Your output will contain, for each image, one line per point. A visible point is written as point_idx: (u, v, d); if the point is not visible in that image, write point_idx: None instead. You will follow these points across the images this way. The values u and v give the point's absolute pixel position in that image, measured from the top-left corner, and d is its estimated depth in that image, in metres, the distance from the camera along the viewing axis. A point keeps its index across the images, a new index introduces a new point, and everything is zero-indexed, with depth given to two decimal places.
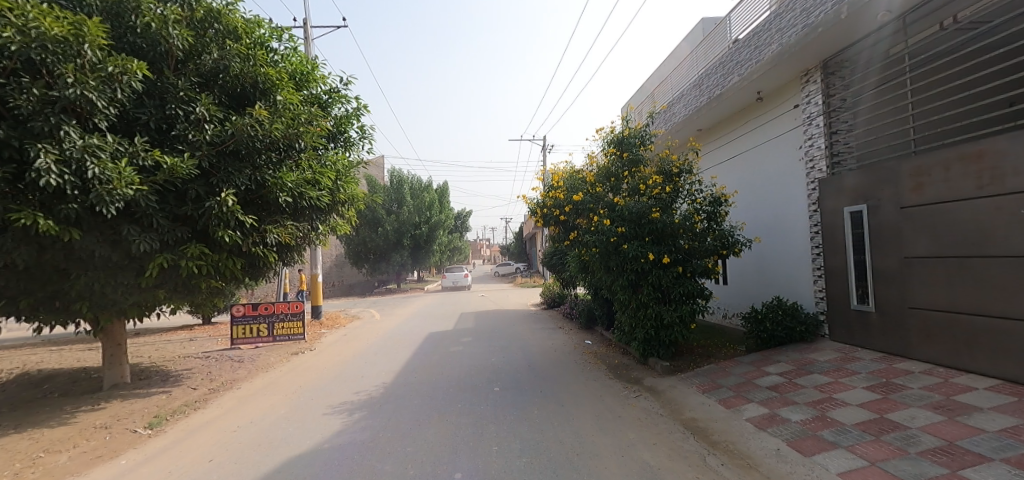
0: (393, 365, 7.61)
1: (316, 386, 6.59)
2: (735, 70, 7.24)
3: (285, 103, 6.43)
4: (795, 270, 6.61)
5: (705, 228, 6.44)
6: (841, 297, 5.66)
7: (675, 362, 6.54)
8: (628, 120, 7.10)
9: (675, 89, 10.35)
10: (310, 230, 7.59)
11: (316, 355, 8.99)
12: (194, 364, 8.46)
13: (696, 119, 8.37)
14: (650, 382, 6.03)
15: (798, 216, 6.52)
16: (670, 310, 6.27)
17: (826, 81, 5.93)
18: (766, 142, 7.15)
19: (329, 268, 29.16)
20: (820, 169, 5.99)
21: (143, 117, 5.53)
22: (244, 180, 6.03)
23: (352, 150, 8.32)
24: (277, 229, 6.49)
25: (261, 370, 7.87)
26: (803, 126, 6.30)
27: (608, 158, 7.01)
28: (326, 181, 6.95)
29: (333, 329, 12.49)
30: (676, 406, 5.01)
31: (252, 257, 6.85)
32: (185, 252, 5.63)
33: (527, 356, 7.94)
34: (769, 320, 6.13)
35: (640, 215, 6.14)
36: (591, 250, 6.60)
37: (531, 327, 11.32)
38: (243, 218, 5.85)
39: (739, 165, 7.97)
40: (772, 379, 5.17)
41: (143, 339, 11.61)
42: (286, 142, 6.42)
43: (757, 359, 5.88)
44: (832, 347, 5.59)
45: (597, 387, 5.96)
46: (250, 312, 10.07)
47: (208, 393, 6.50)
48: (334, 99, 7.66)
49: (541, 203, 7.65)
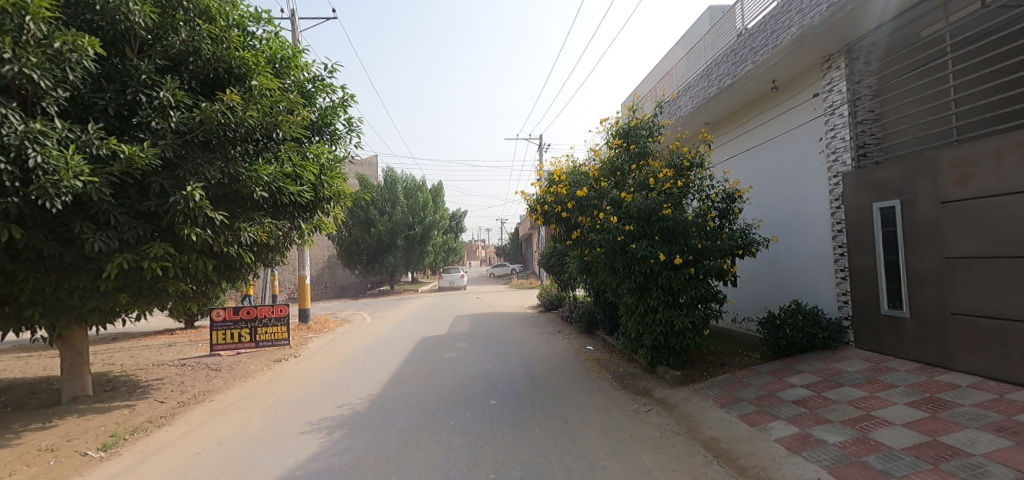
0: (381, 374, 7.06)
1: (296, 399, 6.03)
2: (749, 57, 6.77)
3: (261, 89, 5.86)
4: (814, 272, 6.15)
5: (718, 227, 5.97)
6: (869, 301, 5.19)
7: (686, 372, 6.05)
8: (635, 111, 6.58)
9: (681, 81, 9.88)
10: (291, 229, 6.98)
11: (301, 363, 8.42)
12: (168, 372, 7.87)
13: (705, 111, 7.91)
14: (661, 394, 5.53)
15: (818, 214, 6.06)
16: (681, 315, 5.80)
17: (850, 67, 5.48)
18: (782, 134, 6.70)
19: (321, 269, 28.50)
20: (845, 162, 5.53)
21: (100, 102, 4.98)
22: (215, 172, 5.44)
23: (339, 144, 7.78)
24: (253, 228, 5.88)
25: (239, 380, 7.30)
26: (823, 116, 5.86)
27: (613, 151, 6.49)
28: (308, 175, 6.43)
29: (321, 333, 11.92)
30: (692, 423, 4.51)
31: (226, 256, 6.25)
32: (149, 253, 5.04)
33: (526, 363, 7.43)
34: (788, 326, 5.69)
35: (650, 212, 5.64)
36: (596, 251, 6.08)
37: (529, 331, 10.81)
38: (213, 215, 5.27)
39: (751, 160, 7.52)
40: (797, 392, 4.69)
41: (118, 345, 10.95)
42: (262, 132, 5.87)
43: (777, 369, 5.39)
44: (860, 356, 5.12)
45: (603, 401, 5.43)
46: (231, 317, 9.48)
47: (176, 407, 5.93)
48: (318, 88, 7.13)
49: (540, 199, 7.03)
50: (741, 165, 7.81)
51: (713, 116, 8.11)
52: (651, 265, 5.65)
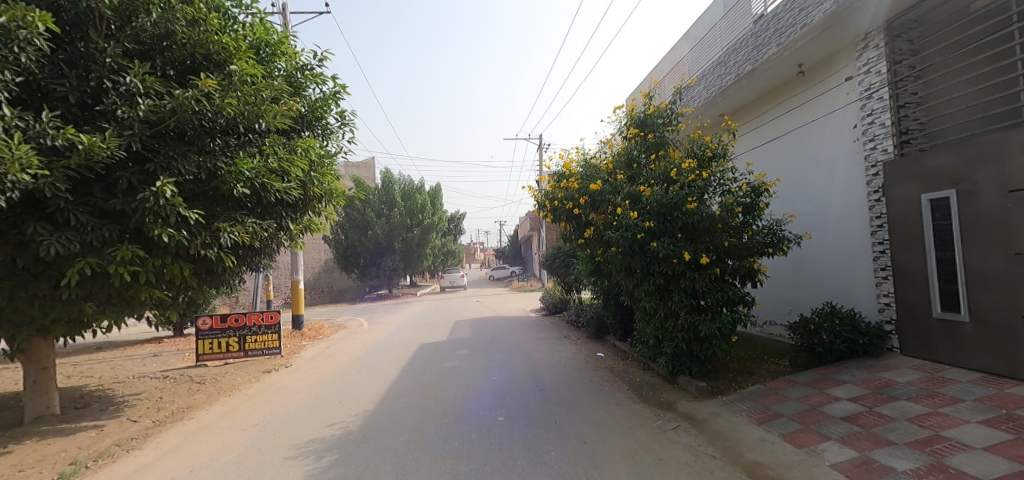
0: (377, 387, 6.51)
1: (284, 417, 5.49)
2: (773, 39, 6.27)
3: (241, 74, 5.31)
4: (850, 271, 5.63)
5: (743, 223, 5.43)
6: (918, 303, 4.69)
7: (711, 382, 5.50)
8: (651, 98, 6.07)
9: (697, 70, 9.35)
10: (278, 230, 6.37)
11: (291, 374, 7.86)
12: (147, 386, 7.30)
13: (723, 101, 7.41)
14: (686, 408, 4.99)
15: (853, 207, 5.56)
16: (707, 321, 5.25)
17: (891, 46, 4.97)
18: (811, 123, 6.19)
19: (317, 273, 27.84)
20: (885, 150, 5.03)
21: (60, 89, 4.44)
22: (190, 167, 4.91)
23: (330, 139, 7.25)
24: (234, 228, 5.26)
25: (223, 394, 6.75)
26: (859, 101, 5.36)
27: (628, 141, 5.99)
28: (296, 171, 5.85)
29: (314, 341, 11.33)
30: (729, 444, 3.98)
31: (205, 260, 5.67)
32: (115, 256, 4.51)
33: (534, 373, 6.88)
34: (825, 331, 5.18)
35: (671, 206, 5.11)
36: (612, 250, 5.52)
37: (533, 336, 10.26)
38: (187, 213, 4.72)
39: (775, 151, 7.01)
40: (844, 406, 4.16)
41: (99, 356, 10.32)
42: (243, 123, 5.35)
43: (815, 379, 4.87)
44: (910, 365, 4.61)
45: (623, 417, 4.89)
46: (219, 325, 8.94)
47: (149, 427, 5.38)
48: (307, 78, 6.61)
49: (549, 194, 6.37)
50: (763, 156, 7.29)
51: (732, 105, 7.60)
52: (673, 265, 5.14)
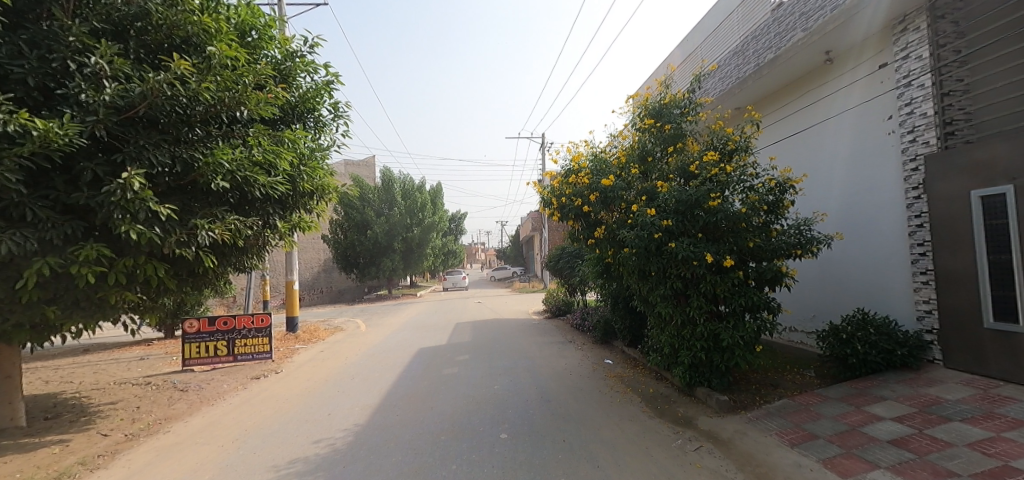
0: (370, 397, 6.08)
1: (268, 431, 5.06)
2: (799, 24, 5.82)
3: (221, 57, 4.85)
4: (885, 275, 5.19)
5: (769, 222, 4.95)
6: (966, 311, 4.24)
7: (732, 395, 5.05)
8: (667, 87, 5.64)
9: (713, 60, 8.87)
10: (263, 228, 5.83)
11: (281, 381, 7.44)
12: (127, 393, 6.86)
13: (742, 92, 6.97)
14: (707, 424, 4.55)
15: (888, 205, 5.11)
16: (728, 329, 4.79)
17: (934, 28, 4.50)
18: (840, 114, 5.74)
19: (317, 273, 27.38)
20: (927, 143, 4.58)
21: (17, 70, 4.00)
22: (162, 157, 4.46)
23: (323, 132, 6.83)
24: (213, 225, 4.81)
25: (206, 403, 6.32)
26: (896, 90, 4.92)
27: (643, 133, 5.56)
28: (284, 163, 5.40)
29: (309, 344, 10.90)
30: (760, 470, 3.53)
31: (183, 260, 5.22)
32: (79, 256, 4.07)
33: (538, 382, 6.43)
34: (858, 341, 4.73)
35: (692, 203, 4.67)
36: (625, 251, 5.07)
37: (536, 340, 9.81)
38: (159, 209, 4.28)
39: (798, 146, 6.56)
40: (889, 427, 3.69)
41: (85, 359, 9.90)
42: (224, 111, 4.94)
43: (849, 394, 4.42)
44: (957, 380, 4.17)
45: (638, 436, 4.43)
46: (206, 329, 8.48)
47: (120, 442, 4.94)
48: (297, 66, 6.16)
49: (555, 191, 5.87)
50: (785, 151, 6.84)
51: (752, 95, 7.13)
52: (693, 268, 4.70)
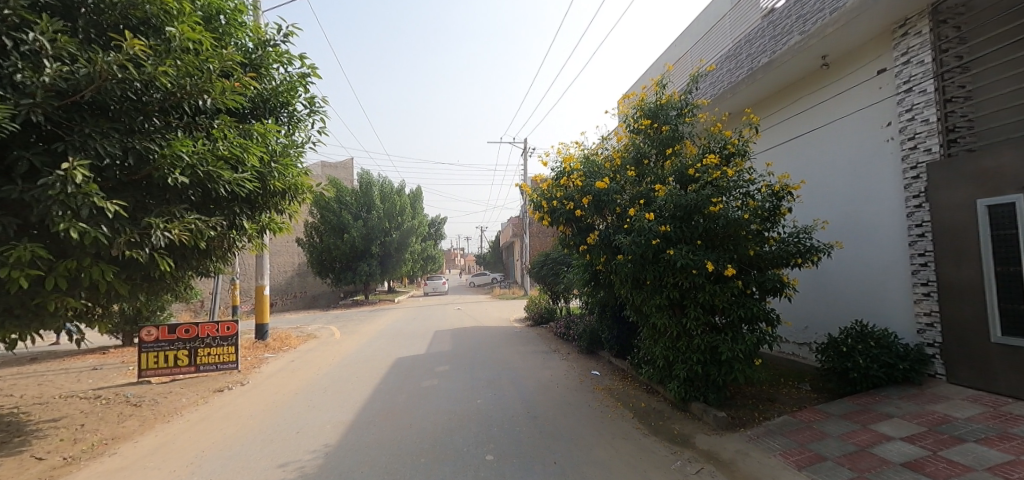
0: (344, 413, 5.64)
1: (228, 452, 4.57)
2: (797, 27, 5.70)
3: (182, 39, 4.40)
4: (883, 286, 5.06)
5: (769, 229, 4.75)
6: (972, 325, 4.10)
7: (730, 410, 4.80)
8: (663, 87, 5.44)
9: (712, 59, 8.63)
10: (227, 230, 5.34)
11: (246, 394, 6.90)
12: (72, 409, 6.22)
13: (735, 97, 6.84)
14: (706, 443, 4.28)
15: (887, 214, 4.98)
16: (727, 341, 4.53)
17: (937, 32, 4.40)
18: (837, 120, 5.63)
19: (291, 277, 26.45)
20: (929, 149, 4.46)
21: None
22: (111, 147, 3.95)
23: (297, 129, 6.39)
24: (170, 225, 4.30)
25: (160, 420, 5.75)
26: (896, 95, 4.81)
27: (639, 134, 5.33)
28: (253, 158, 4.96)
29: (279, 353, 10.29)
30: None
31: (135, 263, 4.69)
32: (9, 257, 3.56)
33: (524, 396, 6.08)
34: (860, 354, 4.55)
35: (692, 209, 4.43)
36: (620, 258, 4.78)
37: (519, 350, 9.47)
38: (106, 205, 3.74)
39: (793, 152, 6.44)
40: (901, 449, 3.49)
41: (30, 369, 9.09)
42: (186, 99, 4.48)
43: (852, 411, 4.22)
44: (963, 396, 4.02)
45: (635, 456, 4.12)
46: (166, 337, 7.84)
47: (58, 467, 4.38)
48: (270, 55, 5.73)
49: (545, 193, 5.56)
50: (779, 158, 6.72)
51: (745, 99, 6.99)
52: (692, 277, 4.46)
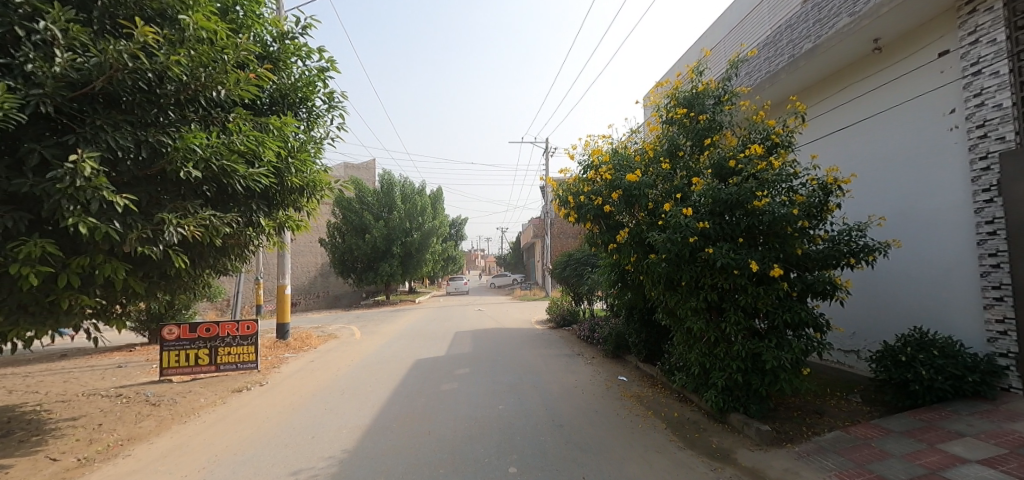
0: (359, 417, 5.44)
1: (240, 457, 4.41)
2: (846, 8, 5.29)
3: (196, 29, 4.28)
4: (946, 289, 4.60)
5: (818, 225, 4.35)
6: None
7: (773, 423, 4.40)
8: (700, 75, 5.12)
9: (749, 48, 8.19)
10: (242, 227, 5.18)
11: (264, 395, 6.79)
12: (93, 407, 6.21)
13: (775, 86, 6.45)
14: (749, 459, 3.91)
15: (951, 210, 4.53)
16: (770, 347, 4.13)
17: (1011, 7, 3.93)
18: (891, 109, 5.21)
19: (314, 277, 26.76)
20: (1002, 138, 4.01)
21: None
22: (122, 140, 3.83)
23: (317, 125, 6.25)
24: (182, 220, 4.15)
25: (176, 421, 5.66)
26: (962, 79, 4.36)
27: (674, 125, 5.02)
28: (270, 152, 4.80)
29: (299, 353, 10.23)
30: None
31: (149, 260, 4.59)
32: (19, 253, 3.45)
33: (547, 403, 5.77)
34: (921, 364, 4.11)
35: (735, 203, 4.07)
36: (653, 257, 4.43)
37: (541, 353, 9.16)
38: (117, 199, 3.62)
39: (839, 145, 6.01)
40: (979, 473, 3.06)
41: (59, 365, 9.24)
42: (201, 91, 4.35)
43: (915, 428, 3.79)
44: None
45: (671, 473, 3.78)
46: (187, 335, 7.83)
47: (71, 468, 4.29)
48: (288, 49, 5.60)
49: (571, 188, 5.26)
50: (823, 151, 6.30)
51: (786, 89, 6.59)
52: (733, 278, 4.10)
